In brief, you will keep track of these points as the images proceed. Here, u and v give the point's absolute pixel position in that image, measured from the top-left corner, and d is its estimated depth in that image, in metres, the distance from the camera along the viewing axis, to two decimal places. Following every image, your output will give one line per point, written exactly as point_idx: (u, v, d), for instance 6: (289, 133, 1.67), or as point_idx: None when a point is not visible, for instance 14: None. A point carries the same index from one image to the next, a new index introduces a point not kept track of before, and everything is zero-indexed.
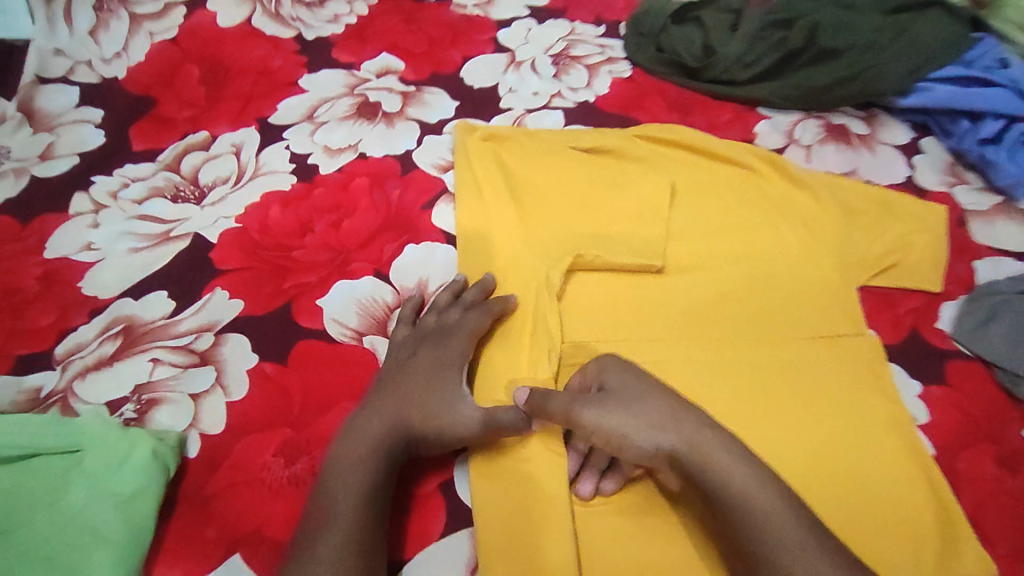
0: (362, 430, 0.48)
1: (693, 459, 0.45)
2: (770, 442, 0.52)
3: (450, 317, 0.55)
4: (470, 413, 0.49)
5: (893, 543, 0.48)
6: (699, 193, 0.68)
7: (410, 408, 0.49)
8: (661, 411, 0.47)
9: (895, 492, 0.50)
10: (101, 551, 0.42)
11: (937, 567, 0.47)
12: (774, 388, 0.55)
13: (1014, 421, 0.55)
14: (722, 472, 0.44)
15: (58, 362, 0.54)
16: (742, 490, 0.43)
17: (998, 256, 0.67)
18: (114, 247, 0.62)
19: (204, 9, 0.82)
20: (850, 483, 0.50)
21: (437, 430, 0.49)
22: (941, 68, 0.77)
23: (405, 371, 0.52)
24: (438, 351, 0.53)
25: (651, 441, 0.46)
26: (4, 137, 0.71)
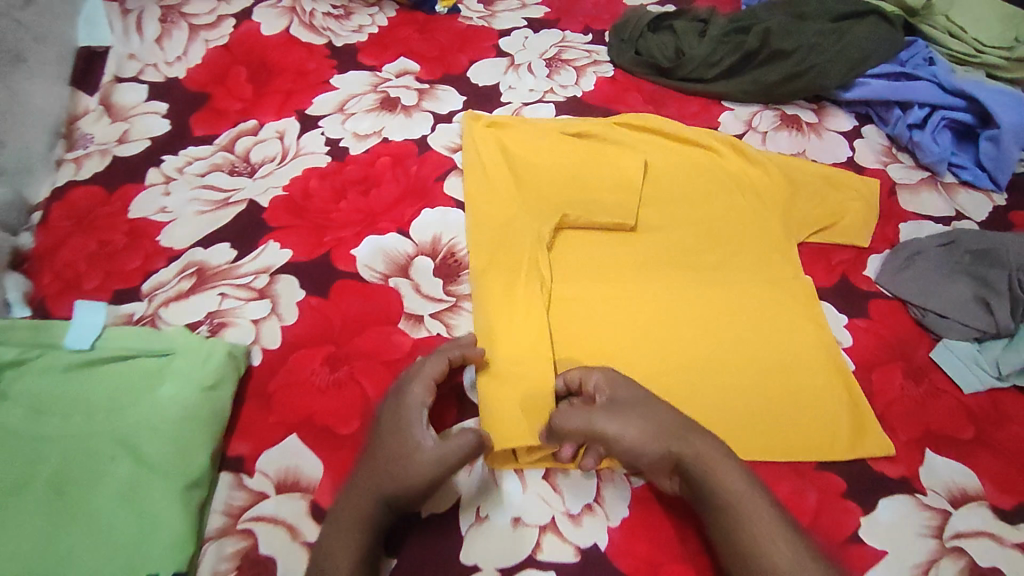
0: (347, 505, 0.51)
1: (699, 465, 0.52)
2: (717, 375, 0.63)
3: (407, 371, 0.59)
4: (431, 462, 0.52)
5: (813, 434, 0.59)
6: (669, 167, 0.79)
7: (378, 472, 0.52)
8: (666, 425, 0.54)
9: (817, 395, 0.62)
10: (192, 422, 0.54)
11: (849, 449, 0.58)
12: (724, 320, 0.67)
13: (923, 344, 0.66)
14: (723, 475, 0.52)
15: (145, 295, 0.67)
16: (739, 498, 0.50)
17: (921, 219, 0.79)
18: (184, 210, 0.75)
19: (250, 20, 0.95)
20: (779, 389, 0.62)
21: (408, 487, 0.51)
22: (877, 66, 0.90)
23: (375, 434, 0.55)
24: (396, 407, 0.56)
25: (662, 451, 0.53)
26: (88, 126, 0.84)
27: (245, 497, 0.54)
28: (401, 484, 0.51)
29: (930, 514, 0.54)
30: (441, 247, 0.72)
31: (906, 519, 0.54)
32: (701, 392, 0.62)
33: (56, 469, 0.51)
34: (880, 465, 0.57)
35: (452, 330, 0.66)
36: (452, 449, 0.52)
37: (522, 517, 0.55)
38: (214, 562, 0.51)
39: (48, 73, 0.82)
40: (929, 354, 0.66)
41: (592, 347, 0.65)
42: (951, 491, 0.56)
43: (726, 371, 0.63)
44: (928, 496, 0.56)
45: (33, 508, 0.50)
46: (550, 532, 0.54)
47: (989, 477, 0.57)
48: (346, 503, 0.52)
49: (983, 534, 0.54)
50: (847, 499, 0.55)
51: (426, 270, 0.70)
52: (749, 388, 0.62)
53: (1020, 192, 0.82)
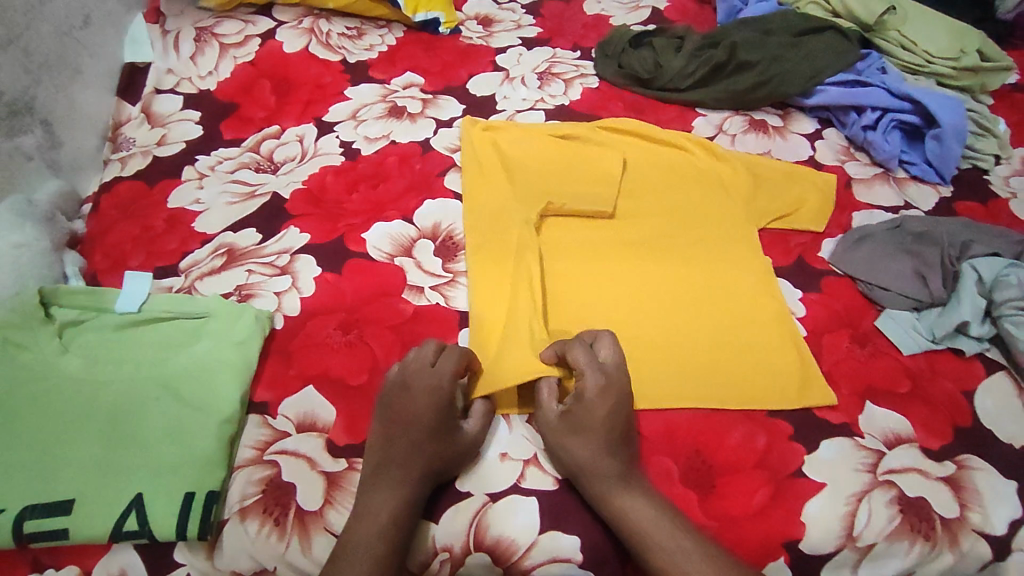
0: (391, 484, 0.57)
1: (601, 497, 0.58)
2: (682, 340, 0.71)
3: (427, 359, 0.62)
4: (472, 440, 0.61)
5: (767, 386, 0.67)
6: (645, 164, 0.88)
7: (422, 450, 0.58)
8: (583, 440, 0.59)
9: (772, 352, 0.70)
10: (227, 372, 0.63)
11: (798, 398, 0.66)
12: (690, 293, 0.76)
13: (870, 314, 0.74)
14: (620, 510, 0.57)
15: (182, 272, 0.77)
16: (621, 510, 0.57)
17: (873, 209, 0.87)
18: (216, 201, 0.85)
19: (274, 40, 1.07)
20: (737, 348, 0.71)
21: (453, 463, 0.60)
22: (834, 75, 1.00)
23: (407, 418, 0.60)
24: (432, 395, 0.60)
25: (569, 460, 0.60)
26: (131, 131, 0.95)
27: (269, 434, 0.63)
28: (444, 462, 0.59)
29: (865, 453, 0.63)
30: (441, 231, 0.81)
31: (844, 457, 0.62)
32: (664, 351, 0.70)
33: (110, 406, 0.61)
34: (824, 413, 0.66)
35: (449, 301, 0.75)
36: (481, 421, 0.63)
37: (508, 453, 0.63)
38: (242, 486, 0.59)
39: (98, 85, 0.94)
40: (874, 322, 0.73)
41: (572, 316, 0.74)
42: (887, 435, 0.64)
43: (687, 335, 0.72)
44: (865, 438, 0.64)
45: (90, 438, 0.59)
46: (533, 465, 0.63)
47: (920, 423, 0.65)
48: (393, 482, 0.57)
49: (912, 470, 0.62)
50: (793, 441, 0.63)
51: (427, 251, 0.79)
52: (709, 349, 0.71)
53: (962, 186, 0.91)
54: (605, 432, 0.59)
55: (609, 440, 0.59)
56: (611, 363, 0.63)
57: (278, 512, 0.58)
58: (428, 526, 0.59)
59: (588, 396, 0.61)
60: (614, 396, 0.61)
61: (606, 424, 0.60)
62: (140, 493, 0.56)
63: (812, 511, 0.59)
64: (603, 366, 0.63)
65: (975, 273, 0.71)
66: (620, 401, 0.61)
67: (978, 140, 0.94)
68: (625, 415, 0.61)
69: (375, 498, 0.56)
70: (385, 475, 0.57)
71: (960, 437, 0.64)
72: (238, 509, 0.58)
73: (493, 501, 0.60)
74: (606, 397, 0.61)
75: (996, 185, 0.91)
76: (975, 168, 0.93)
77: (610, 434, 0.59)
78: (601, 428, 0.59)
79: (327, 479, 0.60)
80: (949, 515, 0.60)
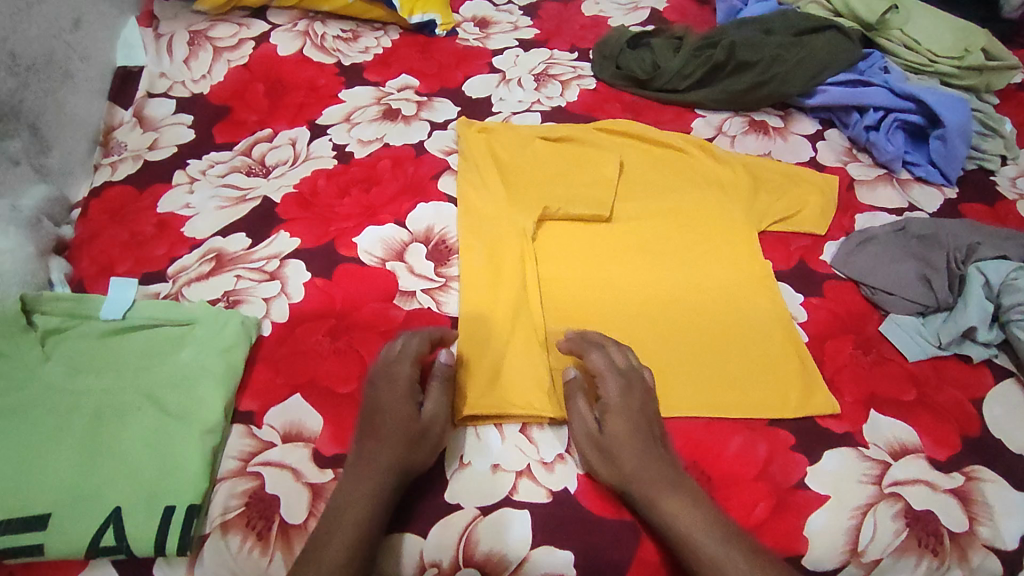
0: (377, 482, 0.55)
1: (648, 505, 0.56)
2: (676, 341, 0.70)
3: (404, 350, 0.64)
4: (429, 420, 0.60)
5: (770, 383, 0.66)
6: (643, 167, 0.87)
7: (379, 437, 0.58)
8: (632, 442, 0.58)
9: (773, 347, 0.69)
10: (210, 380, 0.62)
11: (803, 389, 0.65)
12: (686, 292, 0.74)
13: (874, 318, 0.72)
14: (670, 519, 0.54)
15: (169, 278, 0.75)
16: (675, 517, 0.54)
17: (877, 210, 0.85)
18: (206, 206, 0.83)
19: (268, 43, 1.06)
20: (735, 345, 0.69)
21: (422, 460, 0.59)
22: (835, 75, 0.98)
23: (368, 407, 0.61)
24: (395, 381, 0.62)
25: (613, 466, 0.58)
26: (122, 135, 0.94)
27: (255, 445, 0.61)
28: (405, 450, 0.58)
29: (870, 463, 0.61)
30: (433, 235, 0.80)
31: (848, 467, 0.60)
32: (666, 360, 0.68)
33: (91, 415, 0.59)
34: (826, 422, 0.64)
35: (441, 306, 0.73)
36: (438, 402, 0.62)
37: (501, 464, 0.61)
38: (224, 499, 0.58)
39: (89, 88, 0.93)
40: (878, 328, 0.71)
41: (569, 325, 0.72)
42: (892, 445, 0.62)
43: (687, 341, 0.70)
44: (870, 449, 0.61)
45: (70, 448, 0.57)
46: (525, 477, 0.61)
47: (926, 432, 0.63)
48: (373, 476, 0.56)
49: (919, 482, 0.60)
50: (795, 452, 0.61)
51: (419, 254, 0.78)
52: (708, 355, 0.69)
53: (969, 187, 0.89)
54: (640, 429, 0.59)
55: (649, 438, 0.59)
56: (628, 366, 0.64)
57: (262, 526, 0.56)
58: (415, 541, 0.57)
59: (613, 403, 0.61)
60: (638, 392, 0.62)
61: (639, 423, 0.60)
62: (119, 507, 0.55)
63: (815, 526, 0.57)
64: (620, 369, 0.63)
65: (982, 276, 0.69)
66: (644, 401, 0.62)
67: (983, 140, 0.92)
68: (652, 413, 0.61)
69: (358, 488, 0.55)
70: (373, 466, 0.56)
71: (967, 448, 0.62)
72: (219, 523, 0.57)
73: (485, 514, 0.58)
74: (632, 396, 0.62)
75: (1003, 186, 0.89)
76: (981, 168, 0.91)
77: (645, 431, 0.59)
78: (633, 432, 0.59)
79: (313, 492, 0.58)
80: (959, 529, 0.57)
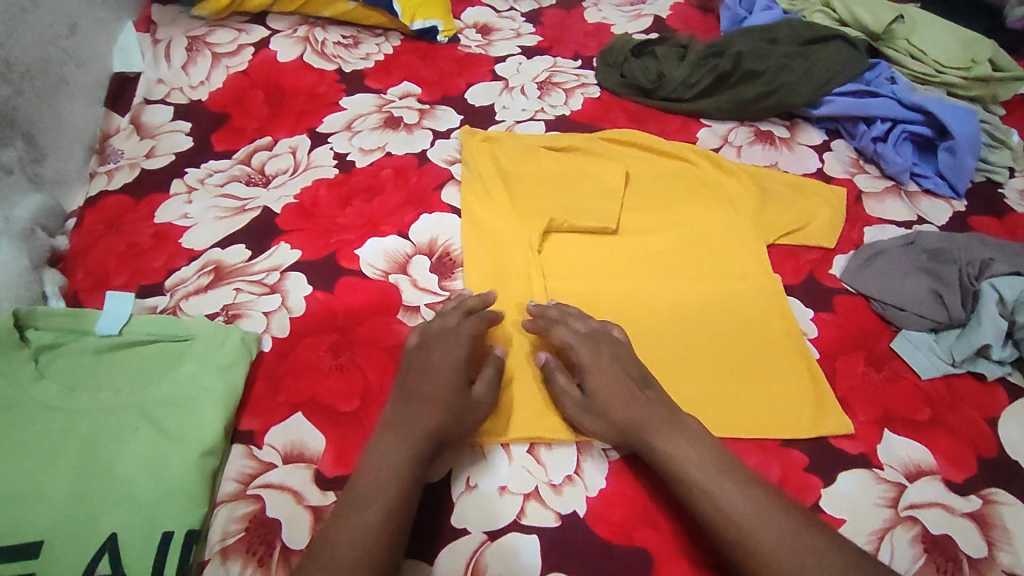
0: (395, 428, 0.57)
1: (648, 446, 0.58)
2: (689, 354, 0.69)
3: (451, 324, 0.65)
4: (485, 394, 0.62)
5: (786, 400, 0.65)
6: (648, 177, 0.86)
7: (416, 404, 0.58)
8: (619, 396, 0.60)
9: (785, 363, 0.68)
10: (208, 398, 0.60)
11: (818, 406, 0.64)
12: (697, 304, 0.73)
13: (885, 335, 0.71)
14: (666, 459, 0.56)
15: (167, 290, 0.73)
16: (681, 460, 0.56)
17: (885, 223, 0.84)
18: (205, 216, 0.82)
19: (268, 49, 1.05)
20: (750, 359, 0.68)
21: (456, 422, 0.59)
22: (842, 85, 0.98)
23: (406, 376, 0.61)
24: (448, 350, 0.63)
25: (607, 422, 0.60)
26: (120, 142, 0.92)
27: (255, 466, 0.59)
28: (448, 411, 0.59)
29: (885, 486, 0.59)
30: (437, 247, 0.78)
31: (863, 490, 0.59)
32: (682, 374, 0.67)
33: (85, 437, 0.57)
34: (841, 442, 0.62)
35: None
36: (490, 381, 0.63)
37: (508, 486, 0.60)
38: (223, 524, 0.56)
39: (86, 95, 0.91)
40: (890, 344, 0.70)
41: None
42: (907, 467, 0.61)
43: (698, 351, 0.69)
44: (884, 470, 0.60)
45: (64, 470, 0.55)
46: (533, 500, 0.59)
47: (941, 453, 0.61)
48: (402, 425, 0.57)
49: (935, 505, 0.58)
50: (809, 473, 0.60)
51: (423, 267, 0.76)
52: (722, 368, 0.68)
53: (977, 200, 0.88)
54: (621, 383, 0.61)
55: (636, 389, 0.61)
56: (592, 331, 0.66)
57: (263, 551, 0.55)
58: (423, 567, 0.55)
59: (585, 364, 0.63)
60: (607, 351, 0.64)
61: (617, 378, 0.62)
62: (115, 533, 0.53)
63: None
64: (584, 334, 0.65)
65: (995, 293, 0.67)
66: (615, 352, 0.64)
67: (991, 152, 0.92)
68: (626, 362, 0.63)
69: (382, 440, 0.56)
70: (400, 420, 0.57)
71: (984, 469, 0.61)
72: (218, 549, 0.55)
73: (492, 540, 0.57)
74: (601, 355, 0.63)
75: (1011, 199, 0.89)
76: (989, 181, 0.91)
77: (625, 385, 0.61)
78: (613, 387, 0.61)
79: (315, 516, 0.57)
80: (977, 555, 0.56)
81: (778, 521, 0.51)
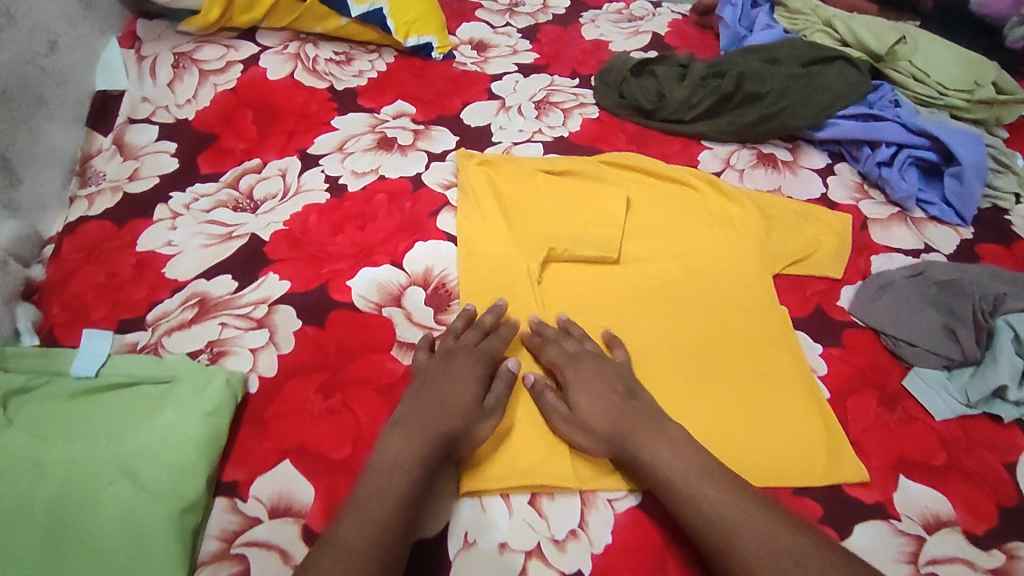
0: (410, 435, 0.57)
1: (632, 452, 0.58)
2: (698, 387, 0.66)
3: (469, 342, 0.66)
4: (496, 405, 0.62)
5: (794, 435, 0.63)
6: (650, 203, 0.83)
7: (437, 413, 0.59)
8: (619, 416, 0.60)
9: (795, 398, 0.65)
10: (188, 448, 0.56)
11: (829, 446, 0.62)
12: (706, 332, 0.71)
13: (896, 372, 0.68)
14: (649, 464, 0.57)
15: (149, 325, 0.70)
16: (668, 470, 0.56)
17: (892, 251, 0.82)
18: (190, 243, 0.78)
19: (258, 66, 1.01)
20: (759, 394, 0.66)
21: (468, 430, 0.59)
22: (845, 107, 0.96)
23: (427, 385, 0.62)
24: (471, 364, 0.64)
25: (592, 436, 0.60)
26: (101, 164, 0.88)
27: (239, 522, 0.56)
28: (462, 418, 0.59)
29: (904, 539, 0.57)
30: (432, 277, 0.75)
31: (881, 545, 0.57)
32: (683, 406, 0.65)
33: (55, 493, 0.53)
34: (855, 490, 0.60)
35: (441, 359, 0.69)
36: (502, 396, 0.63)
37: (508, 542, 0.57)
38: None
39: (66, 115, 0.88)
40: (901, 382, 0.67)
41: None
42: (925, 517, 0.58)
43: (708, 379, 0.67)
44: (902, 522, 0.58)
45: (32, 530, 0.52)
46: (535, 557, 0.56)
47: (959, 502, 0.59)
48: (421, 436, 0.57)
49: (955, 560, 0.56)
50: (823, 525, 0.58)
51: (417, 299, 0.73)
52: (732, 401, 0.66)
53: (984, 227, 0.87)
54: (604, 399, 0.61)
55: (622, 400, 0.61)
56: (580, 351, 0.66)
57: None
58: None
59: (568, 381, 0.64)
60: (590, 371, 0.64)
61: (602, 396, 0.62)
62: None
63: None
64: (572, 352, 0.66)
65: (1011, 330, 0.65)
66: (596, 369, 0.64)
67: (997, 178, 0.90)
68: (610, 377, 0.63)
69: (398, 444, 0.56)
70: (420, 427, 0.57)
71: (1004, 520, 0.58)
72: None
73: None
74: (583, 372, 0.64)
75: (1018, 226, 0.87)
76: (995, 207, 0.89)
77: (612, 399, 0.61)
78: (597, 407, 0.61)
79: None
80: None
81: (750, 516, 0.53)
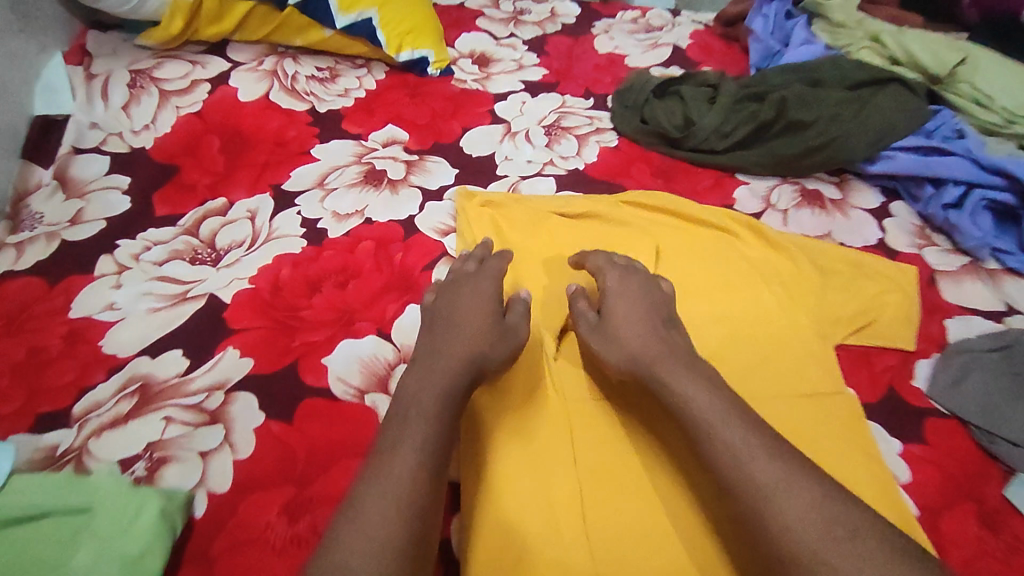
0: (430, 374, 0.52)
1: (661, 386, 0.52)
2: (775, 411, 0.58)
3: (469, 269, 0.63)
4: (518, 324, 0.59)
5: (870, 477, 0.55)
6: (683, 253, 0.70)
7: (451, 341, 0.55)
8: (662, 338, 0.55)
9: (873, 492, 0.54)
10: None
11: None
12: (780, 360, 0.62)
13: (994, 479, 0.56)
14: (681, 400, 0.50)
15: (74, 421, 0.56)
16: (700, 410, 0.49)
17: (969, 313, 0.70)
18: (135, 307, 0.65)
19: (227, 85, 0.88)
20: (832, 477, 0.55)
21: (497, 355, 0.55)
22: (902, 139, 0.84)
23: (440, 317, 0.59)
24: (477, 289, 0.60)
25: (622, 354, 0.55)
26: (37, 204, 0.75)
27: None
28: (483, 342, 0.55)
29: None
30: None
31: None
32: (750, 381, 0.61)
33: None
34: None
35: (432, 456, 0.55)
36: (521, 315, 0.60)
37: None
38: None
39: None
40: (1003, 492, 0.55)
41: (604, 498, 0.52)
42: None
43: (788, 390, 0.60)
44: None
45: None
46: None
47: None
48: (436, 377, 0.52)
49: None
50: None
51: None
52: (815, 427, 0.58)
53: None
54: (645, 316, 0.57)
55: (661, 321, 0.57)
56: (627, 265, 0.63)
57: None
58: None
59: (609, 286, 0.61)
60: (636, 282, 0.61)
61: (641, 310, 0.58)
62: None
63: None
64: (620, 264, 0.63)
65: None
66: (644, 285, 0.61)
67: None
68: (656, 298, 0.60)
69: (416, 398, 0.50)
70: (438, 367, 0.53)
71: None
72: None
73: None
74: (629, 282, 0.61)
75: None
76: None
77: (652, 321, 0.57)
78: (636, 321, 0.57)
79: None
80: None
81: (795, 475, 0.44)
